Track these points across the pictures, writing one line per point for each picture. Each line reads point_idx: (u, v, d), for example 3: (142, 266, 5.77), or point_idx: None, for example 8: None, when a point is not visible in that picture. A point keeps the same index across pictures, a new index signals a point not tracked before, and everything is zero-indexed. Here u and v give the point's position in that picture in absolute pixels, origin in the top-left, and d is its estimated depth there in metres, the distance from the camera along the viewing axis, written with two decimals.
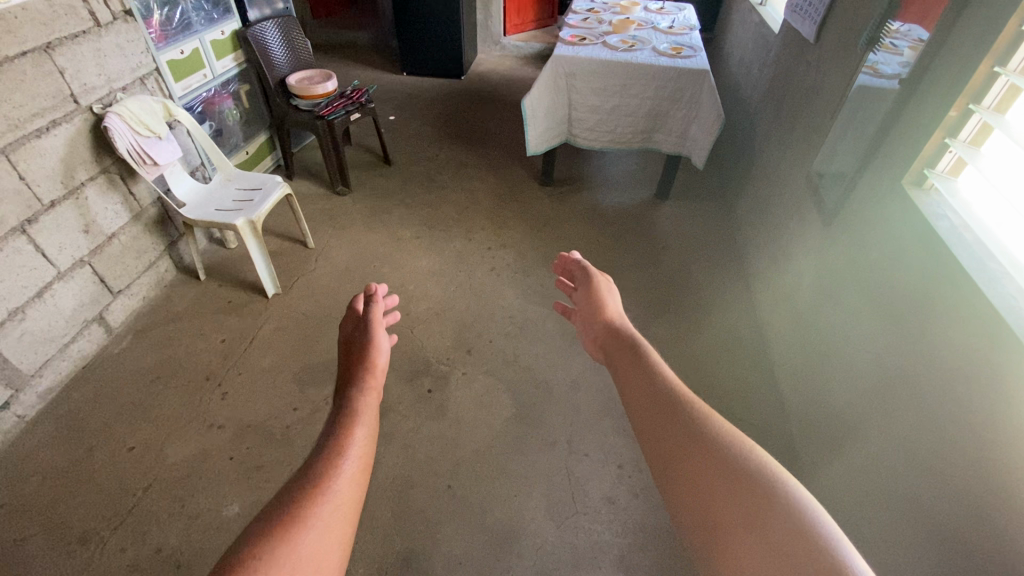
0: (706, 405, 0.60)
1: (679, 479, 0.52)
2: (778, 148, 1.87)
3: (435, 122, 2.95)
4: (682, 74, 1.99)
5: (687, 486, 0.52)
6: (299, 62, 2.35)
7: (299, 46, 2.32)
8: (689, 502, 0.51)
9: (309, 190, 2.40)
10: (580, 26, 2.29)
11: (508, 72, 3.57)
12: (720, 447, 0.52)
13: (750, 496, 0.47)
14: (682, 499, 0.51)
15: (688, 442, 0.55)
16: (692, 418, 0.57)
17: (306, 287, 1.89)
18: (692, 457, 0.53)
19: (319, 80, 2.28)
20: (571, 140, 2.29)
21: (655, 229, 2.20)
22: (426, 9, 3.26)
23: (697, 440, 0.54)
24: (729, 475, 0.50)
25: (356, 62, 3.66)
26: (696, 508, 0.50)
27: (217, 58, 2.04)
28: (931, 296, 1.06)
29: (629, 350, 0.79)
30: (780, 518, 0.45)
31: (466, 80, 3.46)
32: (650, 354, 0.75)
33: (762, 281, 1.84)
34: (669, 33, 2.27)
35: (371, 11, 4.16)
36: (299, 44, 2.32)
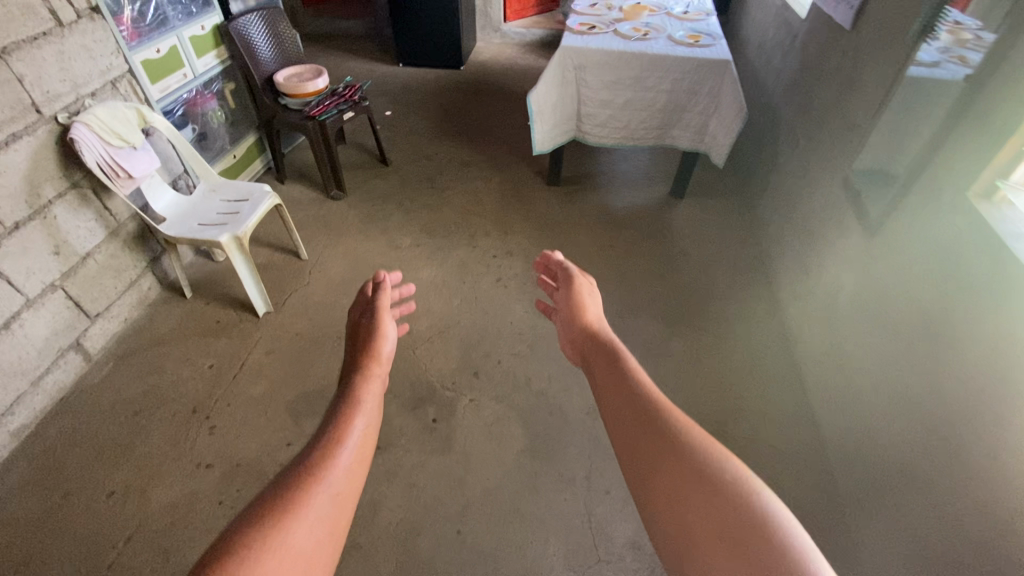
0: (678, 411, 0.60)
1: (653, 486, 0.53)
2: (807, 145, 1.72)
3: (434, 117, 2.79)
4: (701, 66, 1.83)
5: (657, 494, 0.52)
6: (286, 57, 2.19)
7: (286, 39, 2.16)
8: (655, 509, 0.52)
9: (302, 194, 2.26)
10: (588, 12, 2.13)
11: (510, 61, 3.40)
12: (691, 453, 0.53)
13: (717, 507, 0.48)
14: (655, 508, 0.52)
15: (661, 447, 0.55)
16: (667, 425, 0.57)
17: (299, 303, 1.76)
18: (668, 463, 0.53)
19: (308, 76, 2.12)
20: (580, 137, 2.14)
21: (671, 232, 2.06)
22: None
23: (664, 445, 0.55)
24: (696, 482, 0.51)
25: (349, 53, 3.48)
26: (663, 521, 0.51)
27: (197, 56, 1.89)
28: (973, 291, 0.99)
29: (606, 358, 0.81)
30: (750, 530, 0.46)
31: (465, 71, 3.29)
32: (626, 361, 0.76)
33: (790, 291, 1.71)
34: (684, 20, 2.10)
35: None
36: (286, 38, 2.16)
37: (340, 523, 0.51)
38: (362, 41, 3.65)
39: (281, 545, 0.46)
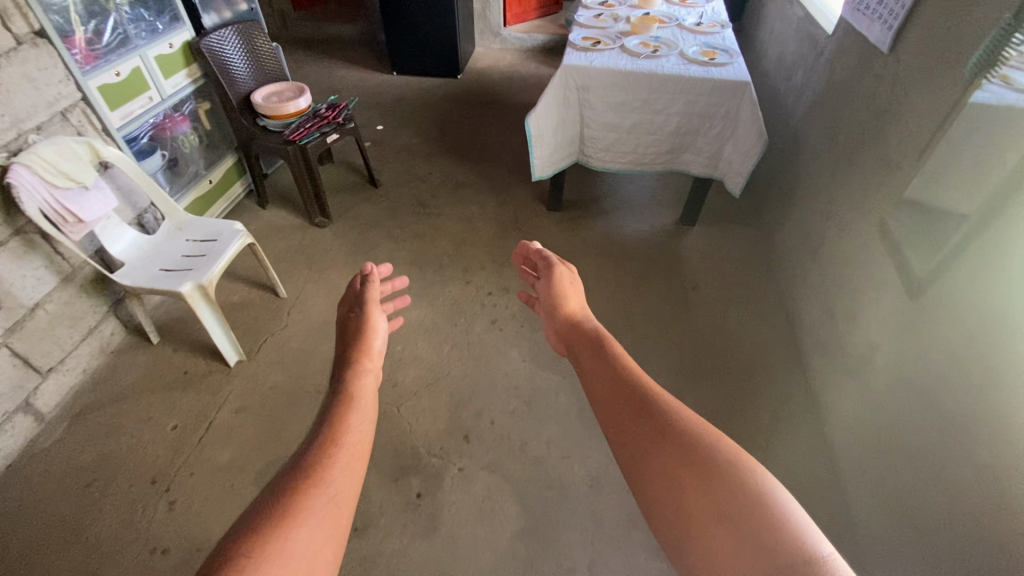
0: (667, 397, 0.61)
1: (647, 471, 0.53)
2: (834, 177, 1.56)
3: (428, 133, 2.63)
4: (717, 88, 1.66)
5: (653, 472, 0.53)
6: (265, 74, 2.02)
7: (265, 55, 2.00)
8: (652, 494, 0.52)
9: (284, 221, 2.11)
10: (592, 25, 1.98)
11: (510, 68, 3.23)
12: (682, 436, 0.54)
13: (710, 487, 0.48)
14: (650, 493, 0.52)
15: (652, 433, 0.56)
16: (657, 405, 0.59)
17: (275, 350, 1.61)
18: (660, 447, 0.54)
19: (287, 94, 1.98)
20: (583, 161, 1.98)
21: (682, 266, 1.90)
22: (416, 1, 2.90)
23: (654, 430, 0.55)
24: (689, 464, 0.51)
25: (341, 61, 3.31)
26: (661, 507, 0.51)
27: (165, 76, 1.73)
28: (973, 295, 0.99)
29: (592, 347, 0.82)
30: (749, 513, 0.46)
31: (463, 80, 3.12)
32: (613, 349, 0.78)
33: (813, 338, 1.55)
34: (696, 34, 1.93)
35: None
36: (265, 52, 1.99)
37: (344, 521, 0.51)
38: (355, 48, 3.48)
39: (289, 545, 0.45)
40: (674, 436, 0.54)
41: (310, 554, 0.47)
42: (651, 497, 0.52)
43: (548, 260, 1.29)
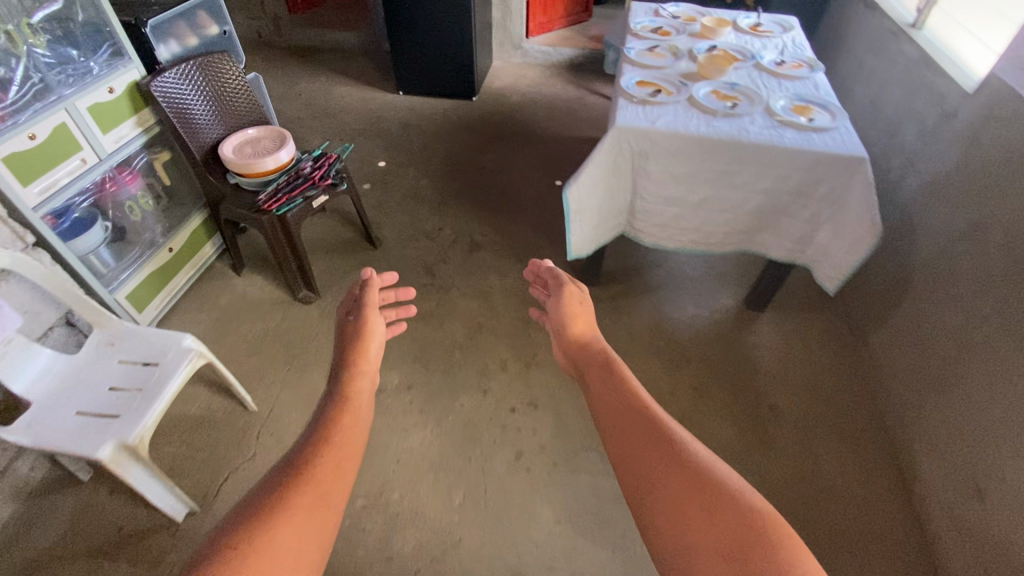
0: (664, 414, 0.66)
1: (648, 490, 0.58)
2: (979, 294, 1.17)
3: (439, 173, 2.25)
4: (819, 162, 1.27)
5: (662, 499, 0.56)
6: (239, 116, 1.63)
7: (236, 91, 1.60)
8: (650, 516, 0.56)
9: (263, 293, 1.74)
10: (647, 62, 1.58)
11: (533, 89, 2.83)
12: (686, 463, 0.58)
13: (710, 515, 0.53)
14: (652, 518, 0.56)
15: (660, 457, 0.59)
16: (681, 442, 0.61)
17: (237, 494, 1.26)
18: (661, 470, 0.58)
19: (267, 143, 1.59)
20: (631, 234, 1.59)
21: (751, 371, 1.54)
22: (427, 12, 2.50)
23: (651, 444, 0.61)
24: (692, 491, 0.55)
25: (342, 76, 2.92)
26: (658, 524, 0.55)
27: (103, 130, 1.34)
28: None
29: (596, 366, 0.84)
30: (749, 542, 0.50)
31: (480, 103, 2.73)
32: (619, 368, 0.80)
33: (940, 505, 1.19)
34: (778, 77, 1.54)
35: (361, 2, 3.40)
36: (237, 89, 1.60)
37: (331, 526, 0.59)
38: (358, 59, 3.08)
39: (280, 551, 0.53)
40: (674, 460, 0.59)
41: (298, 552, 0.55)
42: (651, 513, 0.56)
43: (560, 278, 1.16)
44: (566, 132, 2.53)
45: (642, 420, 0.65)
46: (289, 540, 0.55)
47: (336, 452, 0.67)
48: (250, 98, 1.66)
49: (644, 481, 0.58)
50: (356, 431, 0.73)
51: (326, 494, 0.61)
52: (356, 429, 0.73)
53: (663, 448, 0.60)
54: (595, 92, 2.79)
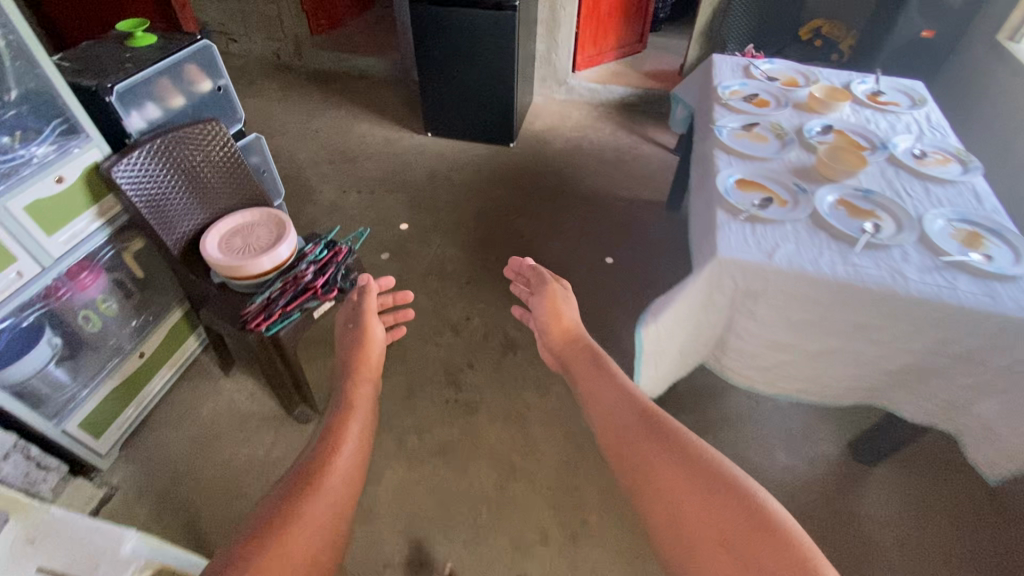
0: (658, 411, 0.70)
1: (650, 479, 0.61)
2: None
3: (468, 242, 1.92)
4: (1009, 330, 0.89)
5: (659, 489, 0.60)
6: (226, 192, 1.32)
7: (222, 164, 1.29)
8: (654, 510, 0.60)
9: (253, 404, 1.44)
10: (746, 150, 1.23)
11: (579, 134, 2.49)
12: (689, 456, 0.61)
13: (720, 503, 0.56)
14: (656, 506, 0.60)
15: (652, 450, 0.63)
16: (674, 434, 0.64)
17: None
18: (659, 459, 0.62)
19: (256, 240, 1.27)
20: (714, 369, 1.23)
21: (864, 559, 1.18)
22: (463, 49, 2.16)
23: (650, 441, 0.65)
24: (695, 490, 0.57)
25: (364, 110, 2.62)
26: (661, 518, 0.59)
27: (48, 231, 1.05)
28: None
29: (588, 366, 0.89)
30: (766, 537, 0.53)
31: (517, 149, 2.40)
32: (613, 370, 0.85)
33: None
34: (923, 179, 1.17)
35: (392, 23, 3.10)
36: (225, 163, 1.29)
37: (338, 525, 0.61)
38: (383, 90, 2.77)
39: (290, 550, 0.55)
40: (673, 448, 0.62)
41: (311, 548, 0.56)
42: (654, 508, 0.60)
43: (542, 274, 1.18)
44: (617, 191, 2.18)
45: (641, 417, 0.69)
46: (306, 535, 0.57)
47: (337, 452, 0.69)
48: (244, 174, 1.34)
49: (649, 477, 0.62)
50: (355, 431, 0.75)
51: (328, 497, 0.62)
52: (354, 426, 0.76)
53: (659, 439, 0.64)
54: (650, 141, 2.43)
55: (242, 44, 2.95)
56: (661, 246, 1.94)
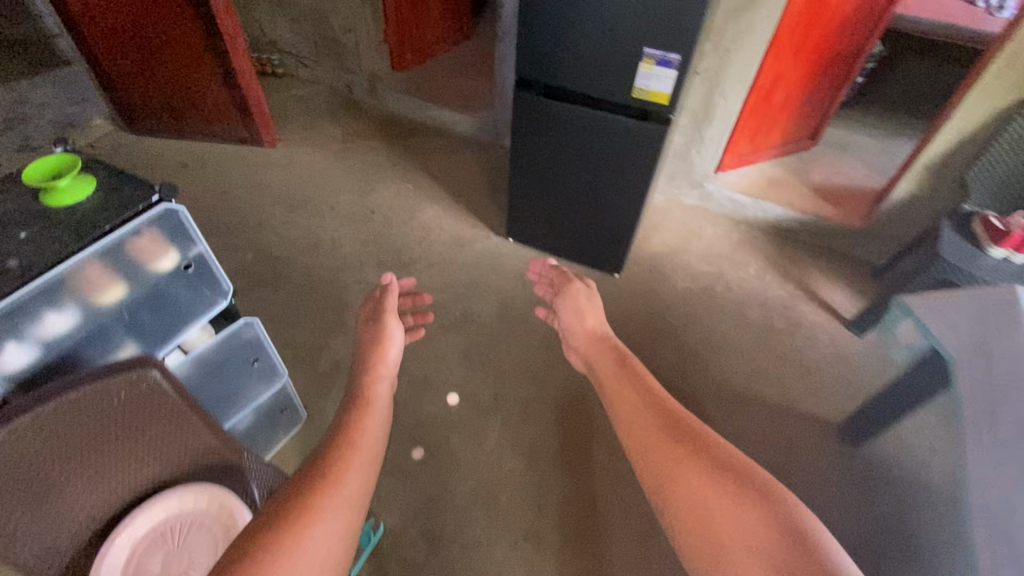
0: (695, 424, 0.78)
1: (669, 482, 0.69)
2: None
3: (538, 450, 1.33)
4: None
5: (674, 493, 0.68)
6: (104, 468, 0.72)
7: (119, 431, 0.72)
8: (680, 510, 0.67)
9: None
10: None
11: (712, 268, 1.82)
12: (717, 473, 0.67)
13: (737, 503, 0.63)
14: (677, 508, 0.67)
15: (675, 455, 0.72)
16: (704, 444, 0.72)
17: None
18: (680, 469, 0.70)
19: (171, 573, 0.79)
20: None
21: None
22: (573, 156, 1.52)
23: (674, 448, 0.73)
24: (719, 493, 0.65)
25: (436, 186, 2.07)
26: (683, 516, 0.66)
27: None
28: None
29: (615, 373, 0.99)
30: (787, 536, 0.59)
31: (625, 281, 1.76)
32: (641, 375, 0.96)
33: None
34: None
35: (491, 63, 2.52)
36: (153, 423, 0.75)
37: (350, 525, 0.71)
38: (464, 158, 2.20)
39: (304, 543, 0.64)
40: (692, 456, 0.71)
41: (320, 548, 0.65)
42: (679, 506, 0.67)
43: (566, 276, 1.34)
44: (761, 385, 1.51)
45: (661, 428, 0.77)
46: (320, 539, 0.66)
47: (355, 454, 0.80)
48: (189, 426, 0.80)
49: (675, 483, 0.69)
50: (370, 433, 0.87)
51: (340, 502, 0.72)
52: (370, 427, 0.87)
53: (682, 443, 0.73)
54: (813, 299, 1.73)
55: (311, 71, 2.47)
56: (827, 515, 1.27)
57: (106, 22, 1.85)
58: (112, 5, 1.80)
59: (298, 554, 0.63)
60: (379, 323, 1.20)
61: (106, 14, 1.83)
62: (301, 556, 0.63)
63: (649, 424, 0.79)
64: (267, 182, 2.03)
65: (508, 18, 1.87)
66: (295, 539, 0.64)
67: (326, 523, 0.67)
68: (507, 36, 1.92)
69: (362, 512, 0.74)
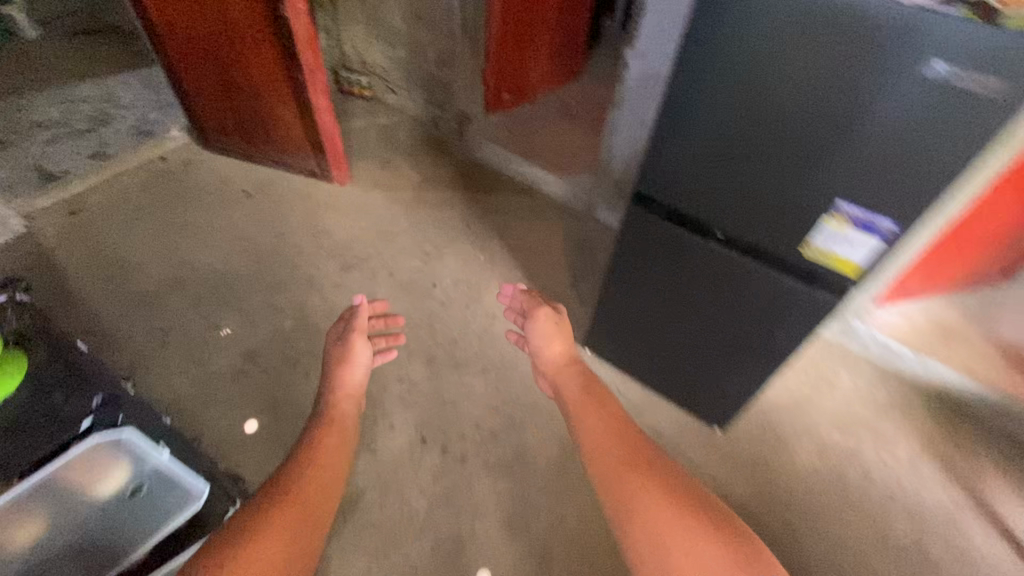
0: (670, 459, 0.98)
1: (639, 508, 0.89)
2: None
3: None
4: None
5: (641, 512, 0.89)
6: None
7: None
8: (640, 541, 0.86)
9: None
10: None
11: (849, 440, 1.39)
12: (686, 510, 0.88)
13: (696, 536, 0.84)
14: (640, 532, 0.87)
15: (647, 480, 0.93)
16: (676, 483, 0.92)
17: None
18: (649, 499, 0.90)
19: None
20: None
21: None
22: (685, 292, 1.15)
23: (647, 480, 0.93)
24: (687, 530, 0.85)
25: (512, 262, 1.77)
26: (644, 545, 0.85)
27: None
28: None
29: (583, 395, 1.15)
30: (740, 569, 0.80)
31: (727, 441, 1.39)
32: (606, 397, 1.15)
33: None
34: None
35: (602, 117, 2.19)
36: None
37: (296, 542, 0.90)
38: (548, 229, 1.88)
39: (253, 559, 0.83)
40: (668, 486, 0.92)
41: (269, 562, 0.85)
42: (644, 535, 0.86)
43: (535, 303, 1.32)
44: None
45: (633, 460, 0.96)
46: (265, 553, 0.85)
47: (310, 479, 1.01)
48: None
49: (638, 514, 0.89)
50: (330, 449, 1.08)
51: (296, 517, 0.94)
52: (327, 444, 1.08)
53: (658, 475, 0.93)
54: (985, 514, 1.29)
55: (397, 98, 2.25)
56: None
57: (185, 37, 1.68)
58: (193, 21, 1.62)
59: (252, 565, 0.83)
60: (345, 345, 1.31)
61: (186, 28, 1.66)
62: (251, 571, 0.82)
63: (627, 452, 0.98)
64: (326, 229, 1.82)
65: (650, 83, 1.49)
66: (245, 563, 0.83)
67: (274, 541, 0.87)
68: (642, 103, 1.55)
69: (316, 524, 0.96)
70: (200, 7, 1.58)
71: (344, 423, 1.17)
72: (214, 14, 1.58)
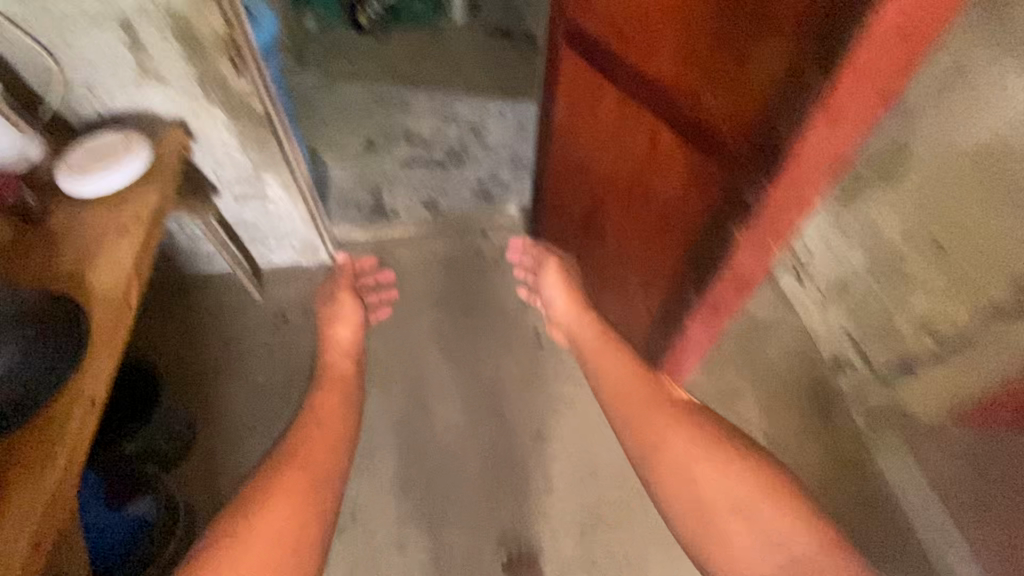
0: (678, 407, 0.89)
1: (661, 439, 0.85)
2: None
3: None
4: None
5: (671, 476, 0.81)
6: None
7: None
8: (686, 517, 0.79)
9: None
10: None
11: None
12: (714, 442, 0.82)
13: (719, 463, 0.79)
14: (668, 453, 0.83)
15: (662, 423, 0.87)
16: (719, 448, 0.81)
17: None
18: (665, 435, 0.85)
19: None
20: None
21: None
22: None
23: (675, 420, 0.86)
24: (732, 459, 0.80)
25: None
26: (681, 505, 0.79)
27: None
28: None
29: (596, 342, 1.07)
30: (769, 490, 0.76)
31: None
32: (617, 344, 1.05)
33: None
34: None
35: None
36: None
37: (294, 495, 0.84)
38: (880, 564, 1.21)
39: (259, 519, 0.79)
40: (707, 442, 0.82)
41: (271, 526, 0.79)
42: (697, 495, 0.78)
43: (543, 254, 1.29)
44: None
45: (658, 397, 0.92)
46: (274, 512, 0.81)
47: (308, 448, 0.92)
48: None
49: (664, 448, 0.84)
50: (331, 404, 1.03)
51: (297, 486, 0.86)
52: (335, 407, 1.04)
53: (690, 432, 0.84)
54: None
55: (795, 289, 1.47)
56: None
57: (568, 155, 1.22)
58: (588, 146, 1.13)
59: (247, 536, 0.77)
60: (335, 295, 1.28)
61: (572, 146, 1.19)
62: (261, 531, 0.78)
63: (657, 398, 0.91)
64: (540, 390, 1.37)
65: None
66: (256, 521, 0.79)
67: (271, 509, 0.81)
68: None
69: (323, 464, 0.90)
70: (607, 143, 1.06)
71: (347, 382, 1.12)
72: (618, 158, 1.05)
